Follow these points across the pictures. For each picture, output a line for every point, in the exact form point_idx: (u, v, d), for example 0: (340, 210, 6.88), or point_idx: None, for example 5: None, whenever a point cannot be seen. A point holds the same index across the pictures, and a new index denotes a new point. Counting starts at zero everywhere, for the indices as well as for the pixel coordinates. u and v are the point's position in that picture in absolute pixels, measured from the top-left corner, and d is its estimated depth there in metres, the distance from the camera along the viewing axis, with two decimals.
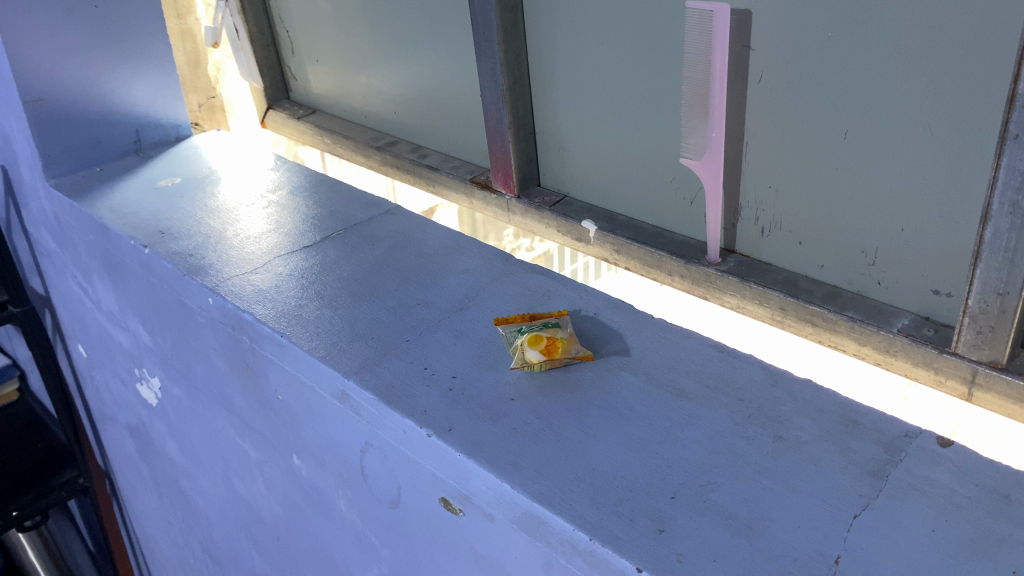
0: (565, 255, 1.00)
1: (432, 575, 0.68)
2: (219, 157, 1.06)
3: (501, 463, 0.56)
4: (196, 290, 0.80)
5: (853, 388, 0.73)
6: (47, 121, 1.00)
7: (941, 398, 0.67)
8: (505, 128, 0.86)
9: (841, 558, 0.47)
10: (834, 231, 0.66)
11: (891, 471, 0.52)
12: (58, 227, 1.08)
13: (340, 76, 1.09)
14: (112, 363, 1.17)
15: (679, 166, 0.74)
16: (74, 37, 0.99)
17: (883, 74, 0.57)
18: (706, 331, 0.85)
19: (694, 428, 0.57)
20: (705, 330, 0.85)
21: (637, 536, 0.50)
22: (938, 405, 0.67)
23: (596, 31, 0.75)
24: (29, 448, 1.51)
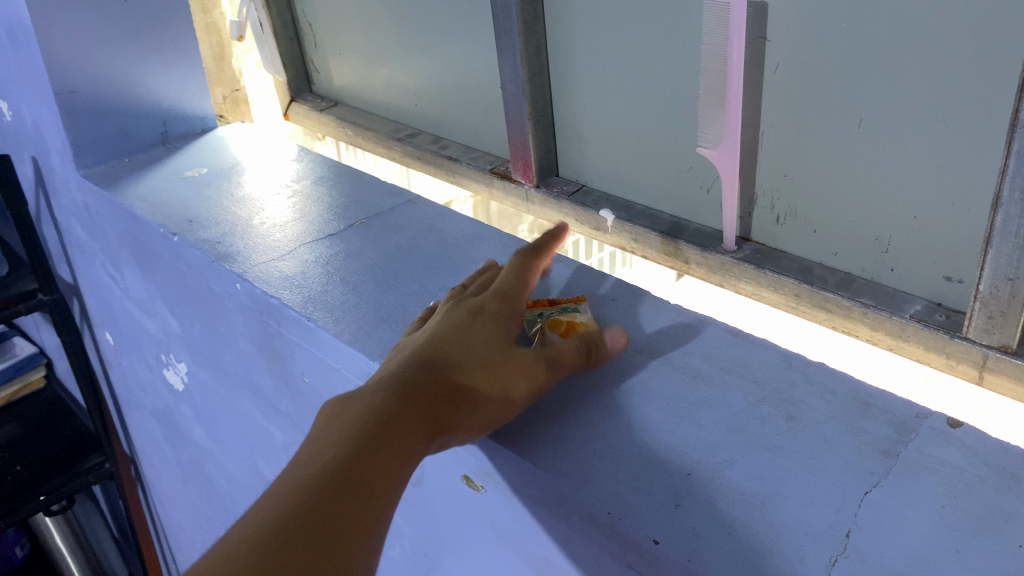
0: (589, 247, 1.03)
1: (455, 550, 0.70)
2: (244, 147, 1.09)
3: (523, 441, 0.58)
4: (224, 276, 0.82)
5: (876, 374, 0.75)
6: (79, 112, 1.03)
7: (962, 387, 0.70)
8: (525, 119, 0.87)
9: (852, 531, 0.49)
10: (847, 219, 0.68)
11: (902, 451, 0.53)
12: (87, 216, 1.11)
13: (362, 69, 1.12)
14: (140, 349, 1.20)
15: (695, 155, 0.75)
16: (104, 31, 1.01)
17: (897, 64, 0.59)
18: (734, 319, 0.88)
19: (710, 408, 0.58)
20: (732, 319, 0.88)
21: (655, 509, 0.52)
22: (958, 394, 0.70)
23: (614, 23, 0.76)
24: (56, 434, 1.55)
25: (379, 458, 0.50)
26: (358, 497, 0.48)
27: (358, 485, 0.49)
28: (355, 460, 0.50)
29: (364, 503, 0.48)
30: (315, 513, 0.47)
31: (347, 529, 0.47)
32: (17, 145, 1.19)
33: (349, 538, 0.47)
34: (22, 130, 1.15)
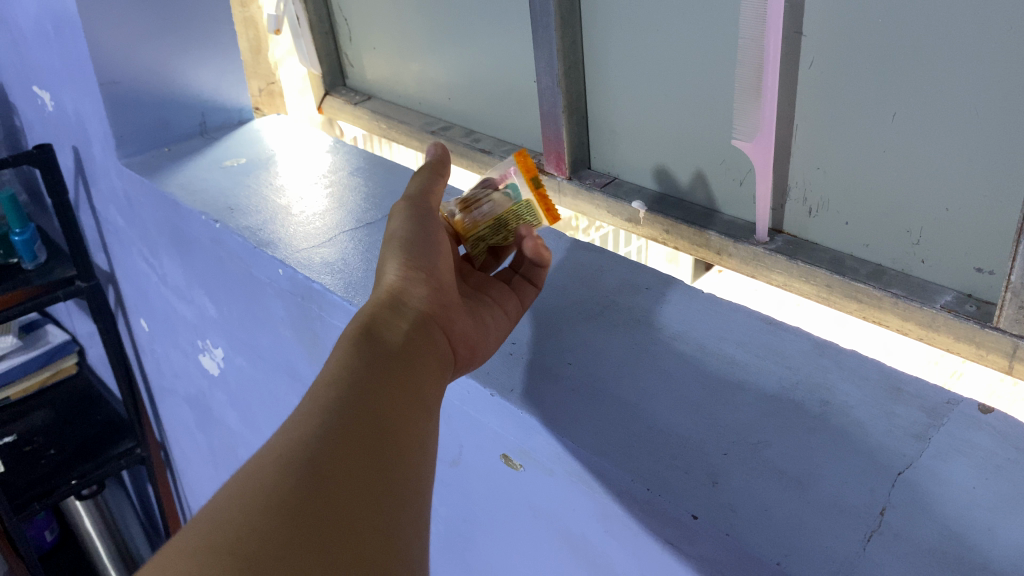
0: None
1: (490, 527, 0.72)
2: (279, 139, 1.11)
3: (563, 420, 0.59)
4: (264, 262, 0.85)
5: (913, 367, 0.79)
6: (121, 103, 1.05)
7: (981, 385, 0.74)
8: (559, 112, 0.89)
9: (887, 510, 0.50)
10: (880, 211, 0.69)
11: (934, 434, 0.55)
12: (127, 204, 1.14)
13: (395, 62, 1.13)
14: (175, 336, 1.23)
15: (729, 147, 0.77)
16: (148, 23, 1.04)
17: (932, 57, 0.60)
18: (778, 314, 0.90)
19: (745, 392, 0.60)
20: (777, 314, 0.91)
21: (692, 486, 0.53)
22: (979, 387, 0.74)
23: (650, 18, 0.78)
24: (88, 419, 1.59)
25: (387, 359, 0.51)
26: (382, 384, 0.48)
27: (378, 378, 0.49)
28: (368, 363, 0.50)
29: (390, 391, 0.48)
30: (352, 401, 0.46)
31: (386, 411, 0.47)
32: (58, 135, 1.23)
33: (389, 403, 0.48)
34: (64, 120, 1.18)
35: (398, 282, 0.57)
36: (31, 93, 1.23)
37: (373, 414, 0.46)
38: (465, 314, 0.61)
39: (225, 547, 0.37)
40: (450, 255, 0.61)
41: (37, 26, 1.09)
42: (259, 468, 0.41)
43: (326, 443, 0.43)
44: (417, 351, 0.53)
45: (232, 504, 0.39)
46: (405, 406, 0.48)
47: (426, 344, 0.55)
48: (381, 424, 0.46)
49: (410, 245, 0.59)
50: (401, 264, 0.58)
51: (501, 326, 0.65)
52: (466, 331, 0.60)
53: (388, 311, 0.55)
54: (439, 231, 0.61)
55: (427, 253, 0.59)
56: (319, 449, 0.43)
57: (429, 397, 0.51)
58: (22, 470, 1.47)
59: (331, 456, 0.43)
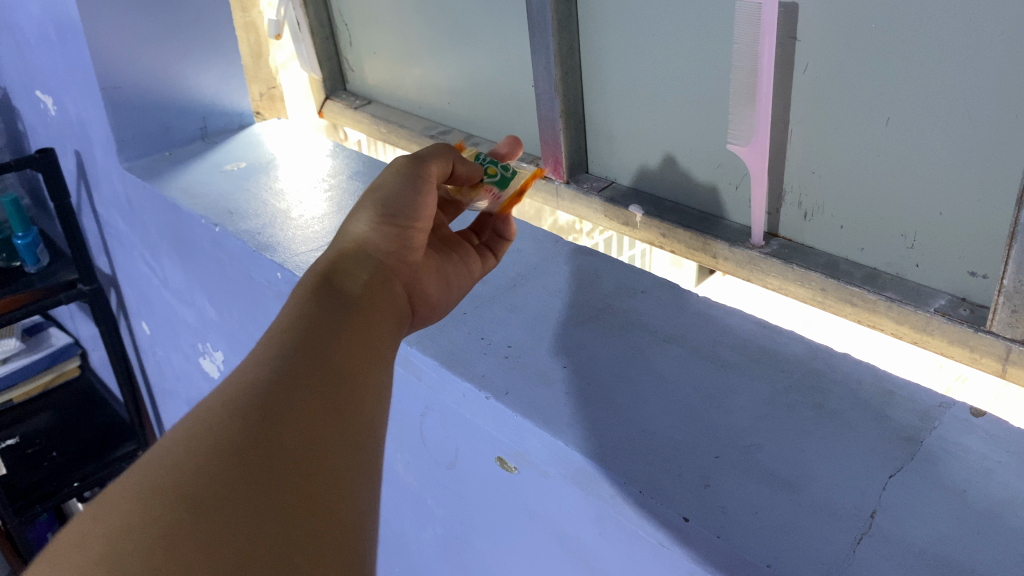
0: (623, 242, 1.07)
1: (486, 529, 0.73)
2: (279, 143, 1.12)
3: (557, 424, 0.60)
4: (264, 264, 0.85)
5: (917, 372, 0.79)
6: (123, 107, 1.06)
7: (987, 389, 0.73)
8: (557, 117, 0.90)
9: (877, 512, 0.51)
10: (873, 214, 0.69)
11: (926, 438, 0.55)
12: (128, 208, 1.15)
13: (395, 66, 1.14)
14: (176, 339, 1.24)
15: (724, 152, 0.77)
16: (150, 28, 1.04)
17: (924, 63, 0.60)
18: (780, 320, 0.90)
19: (739, 395, 0.60)
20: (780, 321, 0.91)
21: (685, 489, 0.54)
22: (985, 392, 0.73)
23: (647, 23, 0.78)
24: (91, 422, 1.60)
25: (346, 306, 0.52)
26: (340, 329, 0.50)
27: (335, 324, 0.50)
28: (324, 309, 0.51)
29: (347, 337, 0.49)
30: (305, 347, 0.47)
31: (340, 356, 0.48)
32: (60, 139, 1.24)
33: (342, 347, 0.49)
34: (66, 124, 1.19)
35: (368, 233, 0.58)
36: (34, 98, 1.24)
37: (326, 359, 0.47)
38: (429, 271, 0.63)
39: (173, 491, 0.39)
40: (430, 214, 0.62)
41: (40, 32, 1.10)
42: (210, 412, 0.43)
43: (277, 388, 0.44)
44: (378, 302, 0.55)
45: (181, 450, 0.41)
46: (361, 352, 0.49)
47: (387, 297, 0.57)
48: (335, 366, 0.47)
49: (388, 199, 0.60)
50: (374, 219, 0.59)
51: (461, 283, 0.68)
52: (429, 289, 0.63)
53: (355, 260, 0.57)
54: (428, 190, 0.62)
55: (406, 211, 0.60)
56: (269, 395, 0.44)
57: (386, 345, 0.53)
58: (24, 472, 1.48)
59: (281, 400, 0.44)
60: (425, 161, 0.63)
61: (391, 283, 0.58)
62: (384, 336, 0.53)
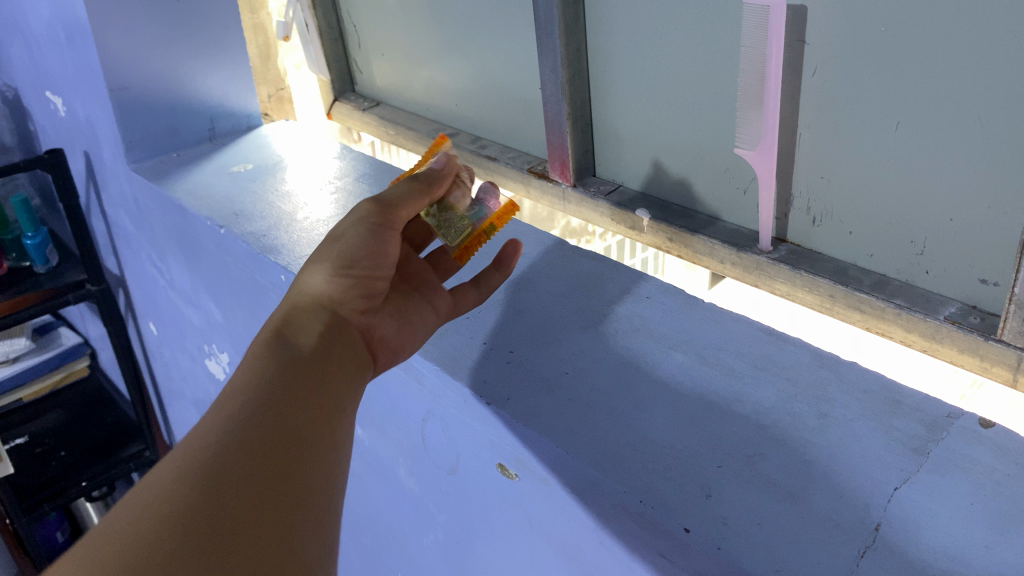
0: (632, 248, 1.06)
1: (486, 537, 0.72)
2: (287, 144, 1.12)
3: (558, 431, 0.59)
4: (268, 267, 0.85)
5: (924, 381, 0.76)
6: (130, 109, 1.06)
7: (1002, 398, 0.71)
8: (563, 120, 0.89)
9: (882, 525, 0.50)
10: (881, 220, 0.68)
11: (933, 449, 0.54)
12: (136, 210, 1.15)
13: (404, 69, 1.14)
14: (182, 340, 1.24)
15: (732, 156, 0.76)
16: (158, 29, 1.05)
17: (934, 67, 0.59)
18: (788, 328, 0.89)
19: (743, 404, 0.59)
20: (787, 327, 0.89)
21: (686, 499, 0.53)
22: (999, 401, 0.71)
23: (654, 25, 0.77)
24: (99, 422, 1.60)
25: (302, 367, 0.53)
26: (295, 390, 0.51)
27: (289, 385, 0.51)
28: (278, 372, 0.52)
29: (303, 398, 0.51)
30: (258, 409, 0.48)
31: (295, 416, 0.49)
32: (70, 140, 1.24)
33: (293, 408, 0.49)
34: (75, 125, 1.19)
35: (325, 287, 0.60)
36: (44, 99, 1.24)
37: (283, 420, 0.48)
38: (387, 316, 0.64)
39: (118, 562, 0.39)
40: (383, 261, 0.63)
41: (49, 33, 1.10)
42: (159, 478, 0.43)
43: (231, 446, 0.45)
44: (336, 360, 0.56)
45: (126, 518, 0.41)
46: (318, 411, 0.50)
47: (342, 350, 0.58)
48: (287, 426, 0.48)
49: (349, 251, 0.61)
50: (332, 271, 0.60)
51: (428, 323, 0.67)
52: (387, 335, 0.64)
53: (307, 314, 0.58)
54: (387, 237, 0.63)
55: (359, 259, 0.61)
56: (224, 453, 0.44)
57: (346, 403, 0.54)
58: (34, 471, 1.49)
59: (234, 458, 0.44)
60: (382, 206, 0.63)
61: (344, 333, 0.59)
62: (343, 396, 0.54)
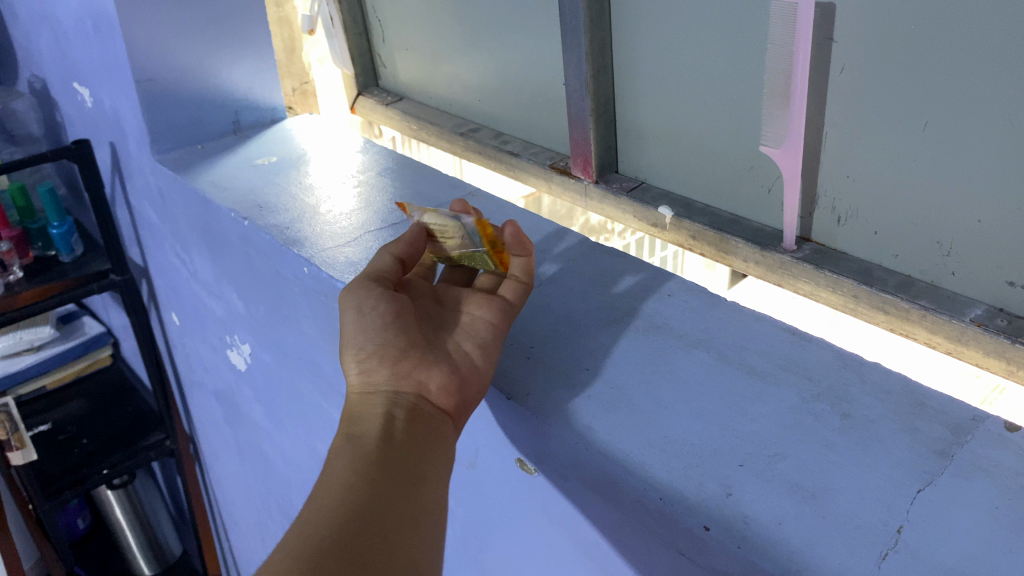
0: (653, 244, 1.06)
1: (503, 532, 0.72)
2: (311, 137, 1.12)
3: (577, 428, 0.59)
4: (291, 260, 0.86)
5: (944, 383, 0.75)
6: (156, 101, 1.07)
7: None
8: (587, 116, 0.89)
9: (903, 527, 0.49)
10: (907, 220, 0.67)
11: (957, 452, 0.53)
12: (160, 201, 1.16)
13: (427, 63, 1.14)
14: (204, 331, 1.25)
15: (757, 154, 0.76)
16: (183, 22, 1.05)
17: (965, 67, 0.58)
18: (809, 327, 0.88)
19: (765, 403, 0.59)
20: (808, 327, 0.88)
21: (705, 497, 0.53)
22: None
23: (680, 21, 0.77)
24: (121, 410, 1.62)
25: (381, 462, 0.54)
26: (377, 486, 0.52)
27: (371, 485, 0.52)
28: (357, 462, 0.54)
29: (385, 498, 0.52)
30: (348, 504, 0.51)
31: (383, 506, 0.51)
32: (96, 131, 1.25)
33: (378, 497, 0.52)
34: (102, 116, 1.20)
35: (360, 379, 0.61)
36: (72, 90, 1.25)
37: (365, 524, 0.50)
38: (443, 358, 0.62)
39: None
40: (390, 319, 0.61)
41: (77, 25, 1.11)
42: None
43: (311, 553, 0.47)
44: (414, 445, 0.57)
45: None
46: (402, 510, 0.52)
47: (409, 419, 0.58)
48: (375, 518, 0.50)
49: (357, 336, 0.61)
50: (356, 360, 0.61)
51: (487, 349, 0.64)
52: (444, 381, 0.61)
53: (363, 405, 0.59)
54: (386, 300, 0.62)
55: (367, 336, 0.60)
56: (304, 562, 0.46)
57: (431, 487, 0.55)
58: (55, 459, 1.50)
59: (315, 567, 0.46)
60: (361, 283, 0.63)
61: (403, 408, 0.59)
62: (428, 486, 0.55)
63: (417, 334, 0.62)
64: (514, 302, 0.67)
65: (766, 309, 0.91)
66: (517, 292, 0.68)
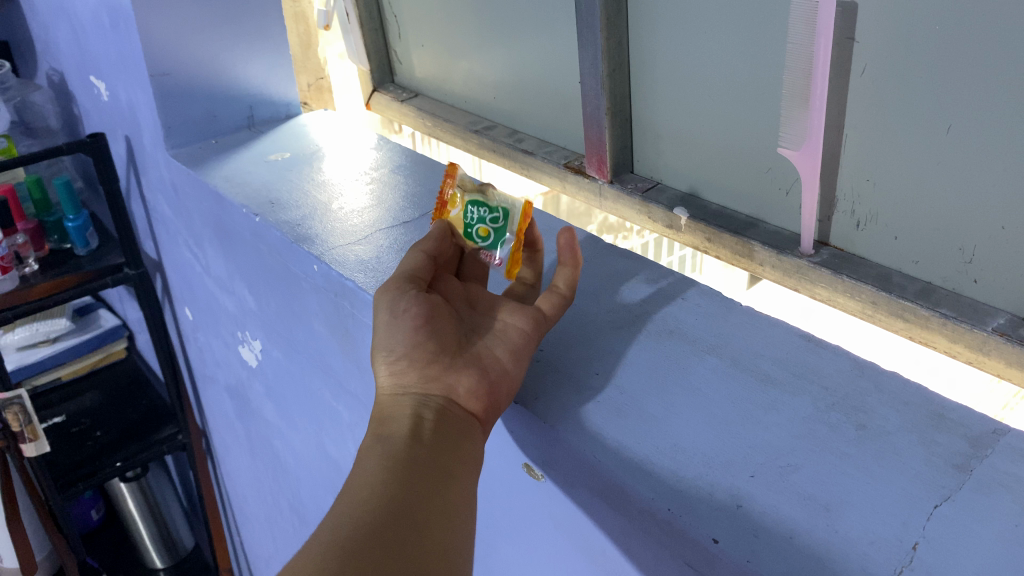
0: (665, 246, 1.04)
1: (510, 537, 0.72)
2: (326, 134, 1.11)
3: (584, 436, 0.58)
4: (302, 257, 0.85)
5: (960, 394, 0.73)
6: (171, 94, 1.06)
7: None
8: (602, 115, 0.87)
9: (919, 544, 0.48)
10: (929, 226, 0.66)
11: (976, 466, 0.52)
12: (174, 195, 1.16)
13: (444, 60, 1.13)
14: (216, 325, 1.25)
15: (775, 156, 0.74)
16: (199, 16, 1.05)
17: (992, 69, 0.57)
18: (824, 332, 0.86)
19: (778, 412, 0.58)
20: (822, 332, 0.87)
21: (716, 509, 0.52)
22: None
23: (699, 20, 0.75)
24: (134, 403, 1.62)
25: (409, 461, 0.53)
26: (405, 483, 0.51)
27: (401, 482, 0.51)
28: (386, 461, 0.53)
29: (417, 495, 0.51)
30: (376, 499, 0.49)
31: (413, 501, 0.50)
32: (111, 124, 1.25)
33: (407, 492, 0.51)
34: (117, 110, 1.20)
35: (390, 381, 0.59)
36: (89, 83, 1.25)
37: (399, 517, 0.48)
38: (474, 364, 0.60)
39: None
40: (422, 322, 0.60)
41: (94, 18, 1.11)
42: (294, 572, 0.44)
43: (344, 544, 0.46)
44: (442, 445, 0.55)
45: None
46: (432, 506, 0.51)
47: (438, 421, 0.57)
48: (404, 511, 0.49)
49: (387, 339, 0.60)
50: (388, 362, 0.60)
51: (518, 355, 0.62)
52: (474, 385, 0.59)
53: (392, 408, 0.58)
54: (417, 303, 0.61)
55: (398, 338, 0.60)
56: (339, 556, 0.45)
57: (459, 487, 0.54)
58: (69, 451, 1.51)
59: (347, 556, 0.45)
60: (394, 285, 0.62)
61: (432, 410, 0.58)
62: (456, 487, 0.54)
63: (449, 337, 0.61)
64: (548, 315, 0.65)
65: (780, 314, 0.90)
66: (553, 304, 0.65)
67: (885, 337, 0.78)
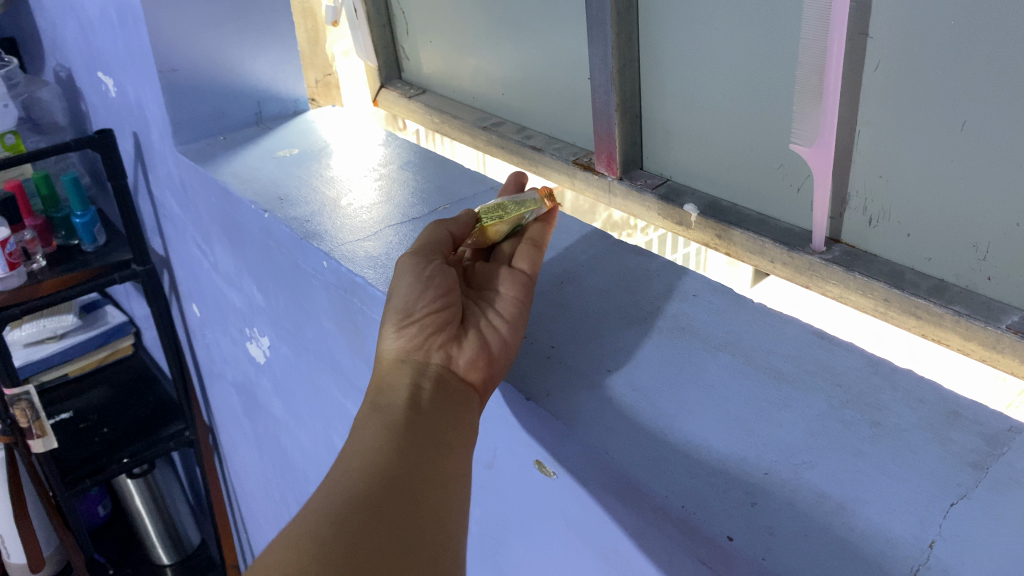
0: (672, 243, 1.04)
1: (520, 533, 0.72)
2: (333, 130, 1.11)
3: (598, 432, 0.58)
4: (311, 253, 0.85)
5: (969, 391, 0.73)
6: (179, 91, 1.06)
7: None
8: (612, 111, 0.87)
9: (936, 542, 0.47)
10: (942, 223, 0.65)
11: (992, 464, 0.51)
12: (182, 191, 1.16)
13: (451, 56, 1.12)
14: (224, 321, 1.25)
15: (788, 153, 0.74)
16: (207, 12, 1.05)
17: (1007, 65, 0.56)
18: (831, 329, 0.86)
19: (792, 410, 0.57)
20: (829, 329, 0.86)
21: (730, 506, 0.52)
22: None
23: (711, 15, 0.75)
24: (142, 399, 1.63)
25: (408, 428, 0.53)
26: (403, 448, 0.52)
27: (399, 451, 0.51)
28: (385, 429, 0.53)
29: (415, 462, 0.51)
30: (374, 466, 0.50)
31: (409, 467, 0.50)
32: (119, 120, 1.25)
33: (404, 458, 0.51)
34: (125, 105, 1.20)
35: (396, 344, 0.60)
36: (96, 79, 1.26)
37: (396, 483, 0.49)
38: (474, 335, 0.62)
39: None
40: (443, 290, 0.61)
41: (102, 14, 1.11)
42: (292, 534, 0.45)
43: (341, 511, 0.46)
44: (440, 412, 0.56)
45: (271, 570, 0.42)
46: (429, 472, 0.51)
47: (440, 389, 0.58)
48: (402, 478, 0.49)
49: (402, 302, 0.61)
50: (395, 324, 0.60)
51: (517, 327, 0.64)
52: (475, 356, 0.61)
53: (394, 374, 0.59)
54: (435, 271, 0.62)
55: (419, 302, 0.60)
56: (333, 521, 0.45)
57: (456, 453, 0.54)
58: (76, 446, 1.51)
59: (342, 520, 0.45)
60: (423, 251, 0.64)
61: (431, 378, 0.59)
62: (451, 453, 0.54)
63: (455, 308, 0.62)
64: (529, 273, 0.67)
65: (789, 310, 0.89)
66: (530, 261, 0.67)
67: (895, 333, 0.78)
